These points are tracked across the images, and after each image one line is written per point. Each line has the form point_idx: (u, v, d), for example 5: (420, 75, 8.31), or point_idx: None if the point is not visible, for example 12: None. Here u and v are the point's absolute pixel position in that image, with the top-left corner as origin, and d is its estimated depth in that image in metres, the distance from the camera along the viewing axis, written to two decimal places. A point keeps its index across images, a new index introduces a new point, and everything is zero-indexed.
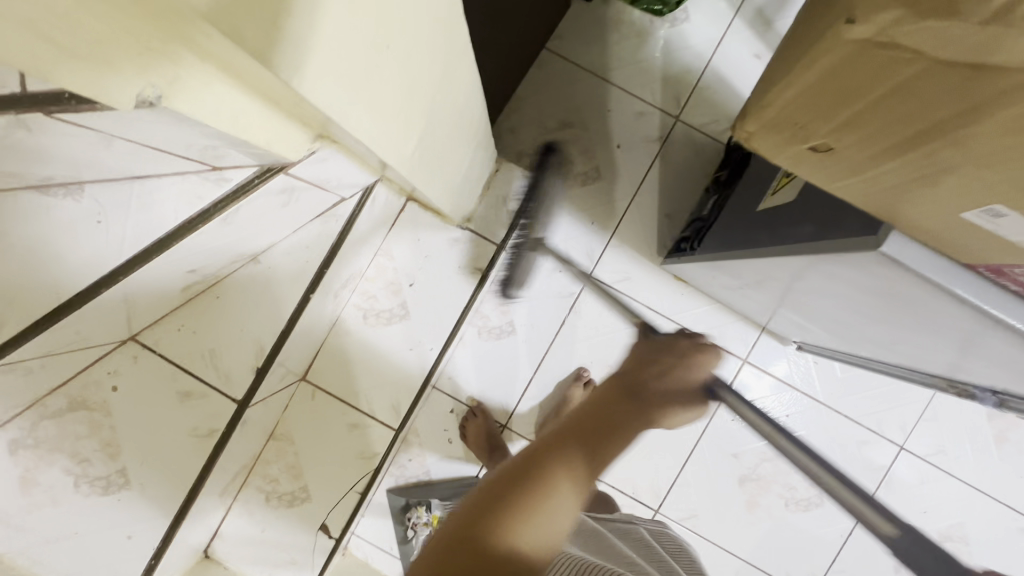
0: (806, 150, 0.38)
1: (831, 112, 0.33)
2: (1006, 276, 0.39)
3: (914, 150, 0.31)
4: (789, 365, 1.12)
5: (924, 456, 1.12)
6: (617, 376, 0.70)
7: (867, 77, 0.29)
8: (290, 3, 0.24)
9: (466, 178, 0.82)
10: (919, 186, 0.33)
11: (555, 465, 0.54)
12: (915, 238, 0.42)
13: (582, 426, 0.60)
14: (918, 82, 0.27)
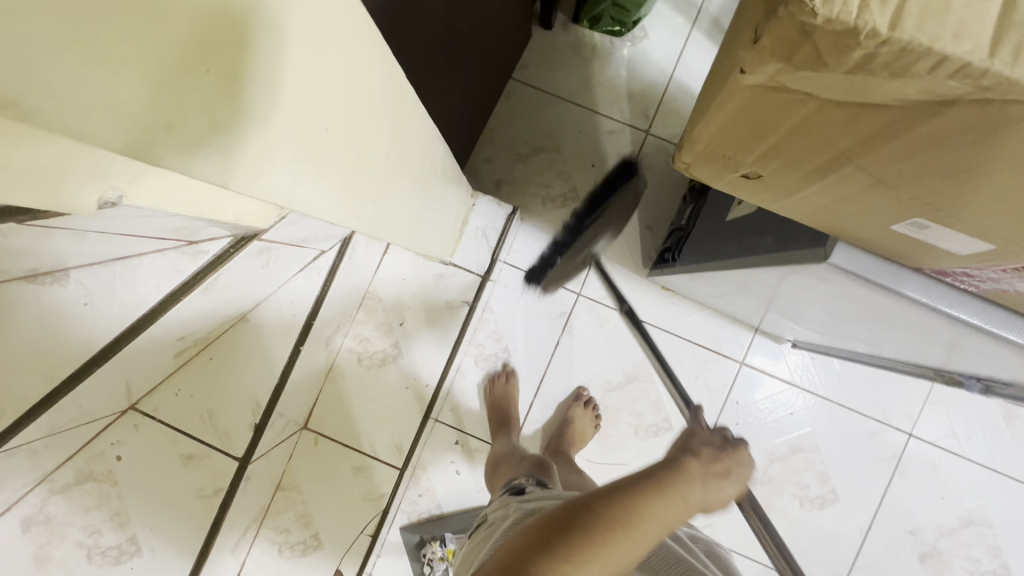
0: (738, 178, 0.39)
1: (749, 146, 0.34)
2: (949, 276, 0.40)
3: (829, 175, 0.32)
4: (787, 362, 1.13)
5: (933, 442, 1.11)
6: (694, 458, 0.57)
7: (772, 115, 0.30)
8: (210, 107, 0.24)
9: (439, 216, 0.83)
10: (845, 205, 0.34)
11: (600, 543, 0.49)
12: (862, 246, 0.43)
13: (657, 499, 0.52)
14: (814, 119, 0.28)
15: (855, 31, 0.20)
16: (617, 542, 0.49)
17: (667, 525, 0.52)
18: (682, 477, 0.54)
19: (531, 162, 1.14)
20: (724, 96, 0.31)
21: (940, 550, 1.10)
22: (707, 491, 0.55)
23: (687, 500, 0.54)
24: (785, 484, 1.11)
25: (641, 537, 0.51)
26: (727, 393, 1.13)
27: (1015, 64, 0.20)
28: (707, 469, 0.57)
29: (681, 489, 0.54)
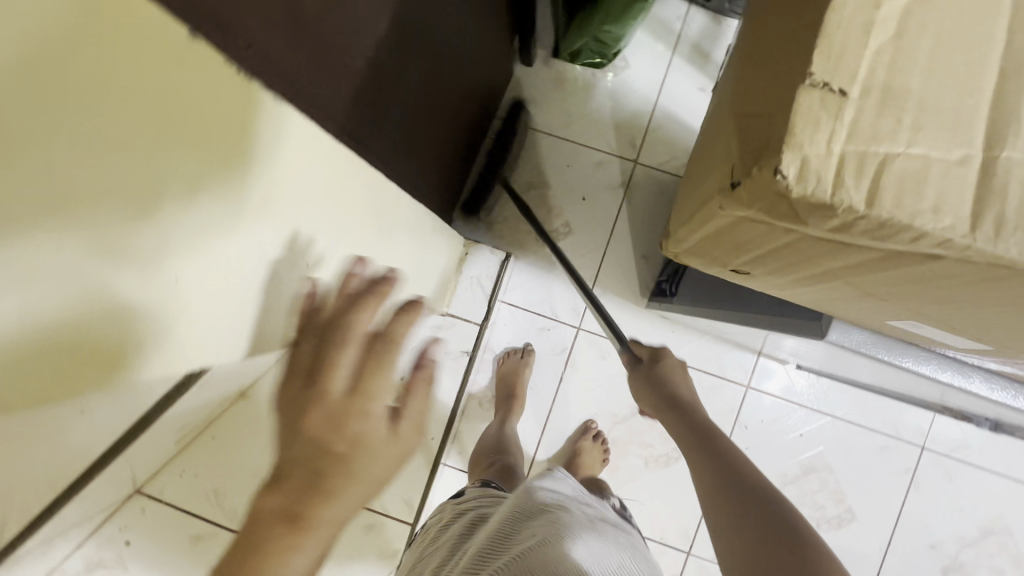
0: (728, 271, 0.38)
1: (735, 254, 0.33)
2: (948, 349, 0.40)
3: (818, 284, 0.32)
4: (793, 382, 1.12)
5: (947, 453, 1.10)
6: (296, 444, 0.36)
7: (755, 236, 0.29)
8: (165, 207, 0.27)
9: (430, 272, 0.82)
10: (838, 302, 0.34)
11: None
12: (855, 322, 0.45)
13: (286, 491, 0.34)
14: (798, 248, 0.27)
15: (831, 207, 0.20)
16: (272, 564, 0.32)
17: (350, 508, 0.35)
18: (320, 457, 0.35)
19: (522, 200, 1.14)
20: (706, 216, 0.31)
21: (962, 563, 1.09)
22: (375, 450, 0.37)
23: (328, 490, 0.34)
24: (802, 507, 1.10)
25: (307, 543, 0.33)
26: (735, 417, 1.12)
27: (995, 238, 0.19)
28: (371, 418, 0.37)
29: (338, 465, 0.35)
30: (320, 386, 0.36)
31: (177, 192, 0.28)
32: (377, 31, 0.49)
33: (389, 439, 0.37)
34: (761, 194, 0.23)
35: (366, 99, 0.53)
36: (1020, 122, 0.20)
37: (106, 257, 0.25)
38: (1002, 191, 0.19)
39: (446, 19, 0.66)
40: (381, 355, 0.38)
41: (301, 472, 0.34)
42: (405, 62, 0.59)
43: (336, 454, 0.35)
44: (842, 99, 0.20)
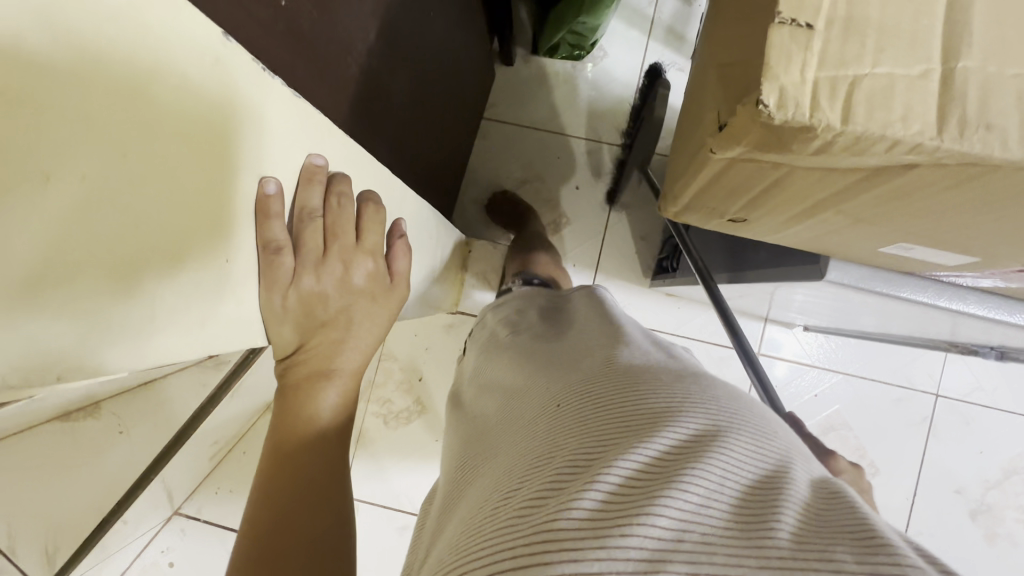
0: (725, 221, 0.40)
1: (729, 200, 0.35)
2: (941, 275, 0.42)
3: (809, 218, 0.34)
4: (802, 345, 1.13)
5: (961, 398, 1.11)
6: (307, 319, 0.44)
7: (745, 179, 0.32)
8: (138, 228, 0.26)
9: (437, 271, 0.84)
10: (832, 235, 0.36)
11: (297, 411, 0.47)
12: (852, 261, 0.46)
13: (309, 355, 0.46)
14: (785, 181, 0.29)
15: (811, 129, 0.22)
16: (314, 397, 0.47)
17: (361, 350, 0.50)
18: (332, 329, 0.47)
19: (517, 195, 1.16)
20: (699, 165, 0.33)
21: (990, 505, 1.10)
22: (375, 310, 0.51)
23: (346, 346, 0.49)
24: None
25: (343, 380, 0.48)
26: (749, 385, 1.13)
27: (962, 137, 0.21)
28: (362, 286, 0.48)
29: (346, 329, 0.48)
30: (323, 278, 0.43)
31: (163, 261, 0.28)
32: (367, 38, 0.52)
33: (383, 297, 0.52)
34: (746, 130, 0.25)
35: (363, 103, 0.55)
36: (972, 34, 0.22)
37: (101, 336, 0.25)
38: (962, 96, 0.22)
39: (430, 23, 0.68)
40: (365, 228, 0.47)
41: (321, 339, 0.46)
42: (394, 67, 0.61)
43: (348, 323, 0.48)
44: (809, 31, 0.22)
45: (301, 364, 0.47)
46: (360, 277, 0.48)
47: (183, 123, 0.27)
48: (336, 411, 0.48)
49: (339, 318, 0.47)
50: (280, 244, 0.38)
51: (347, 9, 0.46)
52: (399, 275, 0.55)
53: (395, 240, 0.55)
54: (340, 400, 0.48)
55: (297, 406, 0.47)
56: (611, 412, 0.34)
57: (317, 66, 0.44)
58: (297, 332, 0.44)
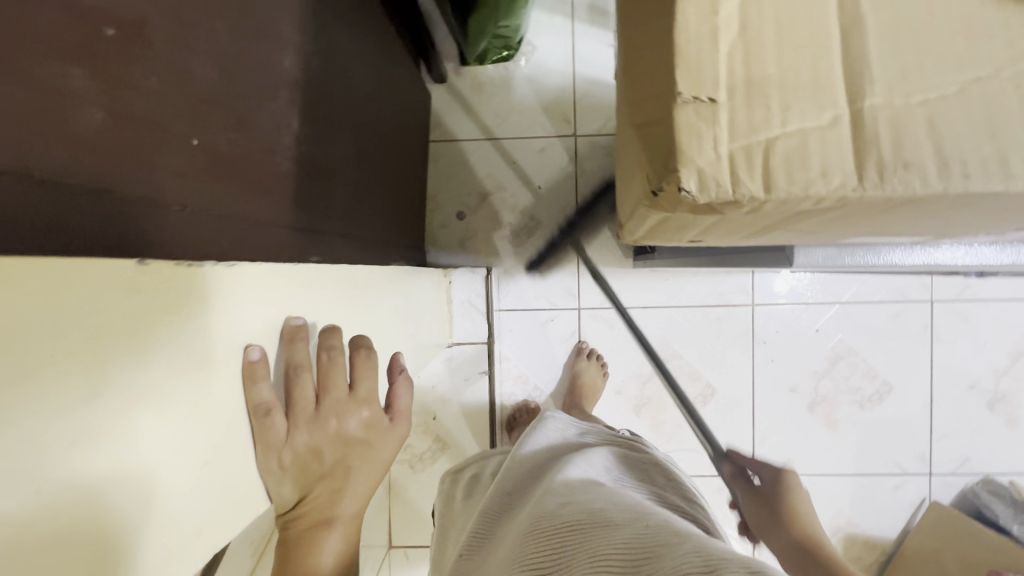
0: (682, 241, 0.40)
1: (681, 234, 0.35)
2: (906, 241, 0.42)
3: (762, 236, 0.34)
4: (795, 285, 1.14)
5: (956, 298, 1.13)
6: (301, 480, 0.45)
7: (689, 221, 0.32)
8: (96, 393, 0.26)
9: (423, 317, 0.84)
10: (789, 239, 0.36)
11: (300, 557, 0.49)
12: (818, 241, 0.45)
13: (312, 508, 0.48)
14: (730, 223, 0.30)
15: (738, 202, 0.22)
16: (316, 550, 0.49)
17: (363, 494, 0.52)
18: (330, 480, 0.48)
19: (483, 210, 1.16)
20: (642, 215, 0.33)
21: (1005, 394, 1.13)
22: (378, 452, 0.52)
23: (344, 492, 0.50)
24: (840, 396, 1.14)
25: (344, 528, 0.51)
26: (752, 337, 1.15)
27: (884, 181, 0.22)
28: (358, 436, 0.49)
29: (345, 478, 0.49)
30: (316, 433, 0.44)
31: (133, 417, 0.28)
32: (294, 130, 0.51)
33: (381, 436, 0.53)
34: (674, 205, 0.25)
35: (306, 191, 0.55)
36: (871, 70, 0.23)
37: (72, 502, 0.25)
38: (875, 138, 0.22)
39: (351, 80, 0.67)
40: (356, 378, 0.50)
41: (321, 494, 0.48)
42: (327, 141, 0.60)
43: (349, 471, 0.49)
44: (714, 105, 0.22)
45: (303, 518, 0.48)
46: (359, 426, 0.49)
47: (135, 308, 0.27)
48: (337, 557, 0.51)
49: (340, 471, 0.49)
50: (269, 405, 0.39)
51: (265, 115, 0.46)
52: (401, 412, 0.57)
53: (396, 379, 0.59)
54: (343, 540, 0.51)
55: (301, 553, 0.49)
56: (554, 529, 0.44)
57: (251, 183, 0.44)
58: (300, 488, 0.46)
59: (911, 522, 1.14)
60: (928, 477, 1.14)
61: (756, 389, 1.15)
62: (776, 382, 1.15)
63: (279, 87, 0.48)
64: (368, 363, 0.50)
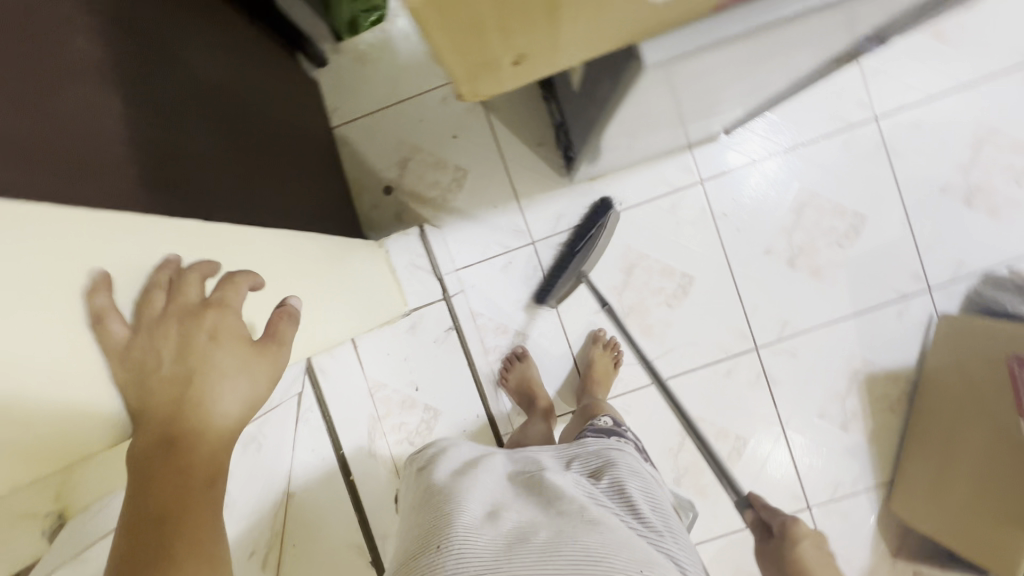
0: (510, 68, 0.37)
1: (486, 41, 0.32)
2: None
3: (565, 9, 0.31)
4: (736, 148, 1.11)
5: (900, 107, 1.09)
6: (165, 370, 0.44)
7: (468, 4, 0.28)
8: None
9: (350, 291, 0.80)
10: (604, 13, 0.33)
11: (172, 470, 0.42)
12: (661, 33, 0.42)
13: (150, 447, 0.42)
14: None
15: None
16: (167, 502, 0.41)
17: (223, 429, 0.47)
18: (201, 376, 0.46)
19: (407, 177, 1.13)
20: (428, 31, 0.31)
21: (979, 185, 1.09)
22: (230, 369, 0.48)
23: (216, 399, 0.47)
24: (817, 242, 1.11)
25: (194, 479, 0.43)
26: (710, 213, 1.12)
27: None
28: (228, 342, 0.49)
29: (217, 381, 0.47)
30: (182, 329, 0.46)
31: None
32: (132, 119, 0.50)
33: (255, 351, 0.51)
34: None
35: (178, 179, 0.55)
36: None
37: None
38: None
39: (193, 64, 0.64)
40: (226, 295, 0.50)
41: (156, 424, 0.43)
42: (178, 125, 0.57)
43: (218, 382, 0.47)
44: None
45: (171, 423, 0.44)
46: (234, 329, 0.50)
47: None
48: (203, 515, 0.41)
49: (178, 393, 0.45)
50: (105, 310, 0.40)
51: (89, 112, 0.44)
52: (275, 336, 0.55)
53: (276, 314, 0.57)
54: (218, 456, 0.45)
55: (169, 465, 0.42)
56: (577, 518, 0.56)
57: (105, 176, 0.43)
58: (146, 399, 0.43)
59: (926, 342, 1.12)
60: (929, 293, 1.11)
61: (732, 263, 1.12)
62: (750, 249, 1.12)
63: (73, 67, 0.44)
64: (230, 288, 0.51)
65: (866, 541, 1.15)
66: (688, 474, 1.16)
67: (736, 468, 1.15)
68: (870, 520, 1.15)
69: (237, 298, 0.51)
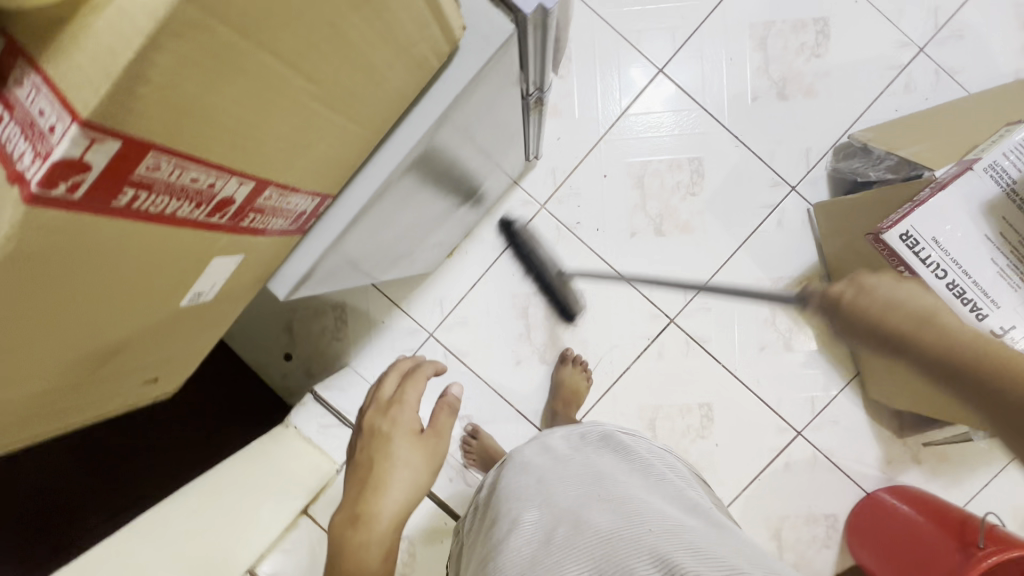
0: (155, 377, 0.42)
1: (87, 404, 0.38)
2: (312, 216, 0.43)
3: (117, 361, 0.36)
4: (558, 160, 1.14)
5: (676, 49, 1.12)
6: (362, 459, 0.68)
7: (26, 425, 0.34)
8: None
9: (275, 493, 0.86)
10: (164, 331, 0.37)
11: (352, 540, 0.63)
12: (279, 267, 0.47)
13: (361, 494, 0.65)
14: (10, 417, 0.31)
15: None
16: (357, 546, 0.63)
17: (401, 488, 0.66)
18: (369, 465, 0.67)
19: (299, 337, 1.19)
20: (66, 424, 0.38)
21: (784, 77, 1.11)
22: (401, 456, 0.67)
23: (387, 486, 0.65)
24: (672, 202, 1.14)
25: (380, 525, 0.64)
26: (567, 228, 1.15)
27: None
28: (401, 432, 0.68)
29: (390, 464, 0.66)
30: (381, 419, 0.69)
31: None
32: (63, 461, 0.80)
33: (424, 445, 0.68)
34: None
35: (95, 467, 0.82)
36: None
37: None
38: None
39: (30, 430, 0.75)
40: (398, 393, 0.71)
41: (354, 489, 0.67)
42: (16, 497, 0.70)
43: (376, 473, 0.66)
44: None
45: (355, 497, 0.66)
46: (410, 413, 0.70)
47: None
48: (381, 538, 0.64)
49: (369, 466, 0.67)
50: (367, 418, 0.71)
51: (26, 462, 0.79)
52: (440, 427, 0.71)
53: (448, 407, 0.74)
54: (392, 510, 0.65)
55: (346, 540, 0.63)
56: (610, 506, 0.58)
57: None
58: (355, 487, 0.67)
59: (817, 235, 1.12)
60: (795, 192, 1.12)
61: (610, 258, 1.15)
62: (617, 239, 1.14)
63: None
64: (403, 392, 0.71)
65: (865, 435, 1.16)
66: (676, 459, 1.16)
67: (715, 432, 1.16)
68: (858, 415, 1.15)
69: (414, 395, 0.71)
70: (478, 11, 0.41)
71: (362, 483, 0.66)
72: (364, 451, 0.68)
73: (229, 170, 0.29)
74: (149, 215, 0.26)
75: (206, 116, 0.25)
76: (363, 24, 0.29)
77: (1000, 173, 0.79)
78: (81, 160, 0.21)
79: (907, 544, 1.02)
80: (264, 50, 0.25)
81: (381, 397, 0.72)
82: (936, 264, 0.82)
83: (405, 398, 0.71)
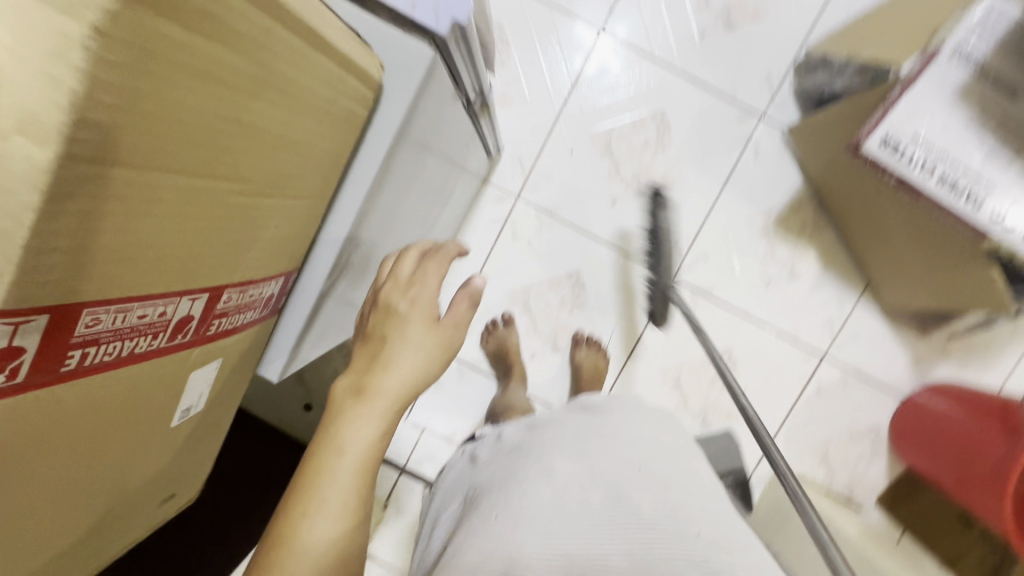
0: (173, 493, 0.41)
1: (111, 543, 0.37)
2: (282, 295, 0.42)
3: (128, 496, 0.35)
4: (520, 148, 1.12)
5: (612, 5, 1.08)
6: (368, 331, 0.43)
7: None
8: None
9: None
10: (166, 452, 0.36)
11: (339, 436, 0.38)
12: (265, 350, 0.45)
13: (355, 372, 0.41)
14: None
15: None
16: (345, 422, 0.39)
17: (410, 379, 0.41)
18: (376, 343, 0.42)
19: (309, 380, 1.11)
20: (99, 568, 0.38)
21: (727, 7, 1.07)
22: (415, 340, 0.42)
23: (396, 368, 0.41)
24: (645, 160, 1.11)
25: (379, 407, 0.39)
26: (546, 213, 1.13)
27: None
28: (421, 303, 0.43)
29: (402, 343, 0.42)
30: (399, 284, 0.44)
31: None
32: None
33: (444, 330, 0.44)
34: None
35: None
36: None
37: None
38: None
39: None
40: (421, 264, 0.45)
41: (352, 362, 0.42)
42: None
43: (385, 349, 0.42)
44: None
45: (350, 381, 0.41)
46: (437, 284, 0.45)
47: None
48: (358, 462, 0.38)
49: (378, 341, 0.42)
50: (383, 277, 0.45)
51: None
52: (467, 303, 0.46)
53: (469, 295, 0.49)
54: (400, 388, 0.41)
55: (327, 442, 0.39)
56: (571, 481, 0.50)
57: None
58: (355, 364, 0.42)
59: (797, 157, 1.10)
60: (765, 120, 1.10)
61: (597, 233, 1.13)
62: (599, 211, 1.13)
63: None
64: (422, 268, 0.45)
65: (889, 341, 1.15)
66: (711, 411, 1.16)
67: (741, 375, 1.16)
68: (878, 324, 1.14)
69: (442, 268, 0.46)
70: (394, 43, 0.39)
71: (366, 362, 0.41)
72: (369, 321, 0.43)
73: (173, 292, 0.27)
74: (103, 365, 0.25)
75: (129, 256, 0.23)
76: (271, 109, 0.28)
77: (966, 56, 0.77)
78: (11, 346, 0.20)
79: (944, 439, 1.03)
80: (171, 173, 0.23)
81: (408, 256, 0.46)
82: (923, 162, 0.78)
83: (425, 278, 0.45)
